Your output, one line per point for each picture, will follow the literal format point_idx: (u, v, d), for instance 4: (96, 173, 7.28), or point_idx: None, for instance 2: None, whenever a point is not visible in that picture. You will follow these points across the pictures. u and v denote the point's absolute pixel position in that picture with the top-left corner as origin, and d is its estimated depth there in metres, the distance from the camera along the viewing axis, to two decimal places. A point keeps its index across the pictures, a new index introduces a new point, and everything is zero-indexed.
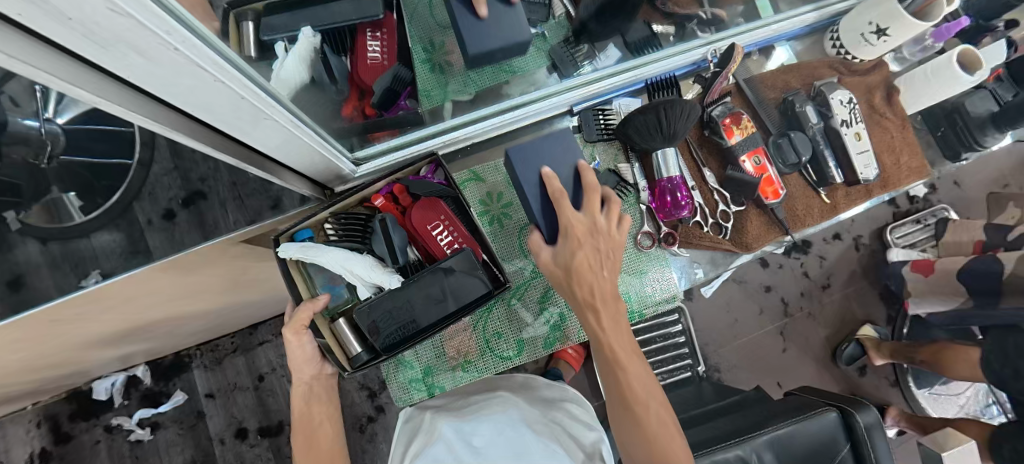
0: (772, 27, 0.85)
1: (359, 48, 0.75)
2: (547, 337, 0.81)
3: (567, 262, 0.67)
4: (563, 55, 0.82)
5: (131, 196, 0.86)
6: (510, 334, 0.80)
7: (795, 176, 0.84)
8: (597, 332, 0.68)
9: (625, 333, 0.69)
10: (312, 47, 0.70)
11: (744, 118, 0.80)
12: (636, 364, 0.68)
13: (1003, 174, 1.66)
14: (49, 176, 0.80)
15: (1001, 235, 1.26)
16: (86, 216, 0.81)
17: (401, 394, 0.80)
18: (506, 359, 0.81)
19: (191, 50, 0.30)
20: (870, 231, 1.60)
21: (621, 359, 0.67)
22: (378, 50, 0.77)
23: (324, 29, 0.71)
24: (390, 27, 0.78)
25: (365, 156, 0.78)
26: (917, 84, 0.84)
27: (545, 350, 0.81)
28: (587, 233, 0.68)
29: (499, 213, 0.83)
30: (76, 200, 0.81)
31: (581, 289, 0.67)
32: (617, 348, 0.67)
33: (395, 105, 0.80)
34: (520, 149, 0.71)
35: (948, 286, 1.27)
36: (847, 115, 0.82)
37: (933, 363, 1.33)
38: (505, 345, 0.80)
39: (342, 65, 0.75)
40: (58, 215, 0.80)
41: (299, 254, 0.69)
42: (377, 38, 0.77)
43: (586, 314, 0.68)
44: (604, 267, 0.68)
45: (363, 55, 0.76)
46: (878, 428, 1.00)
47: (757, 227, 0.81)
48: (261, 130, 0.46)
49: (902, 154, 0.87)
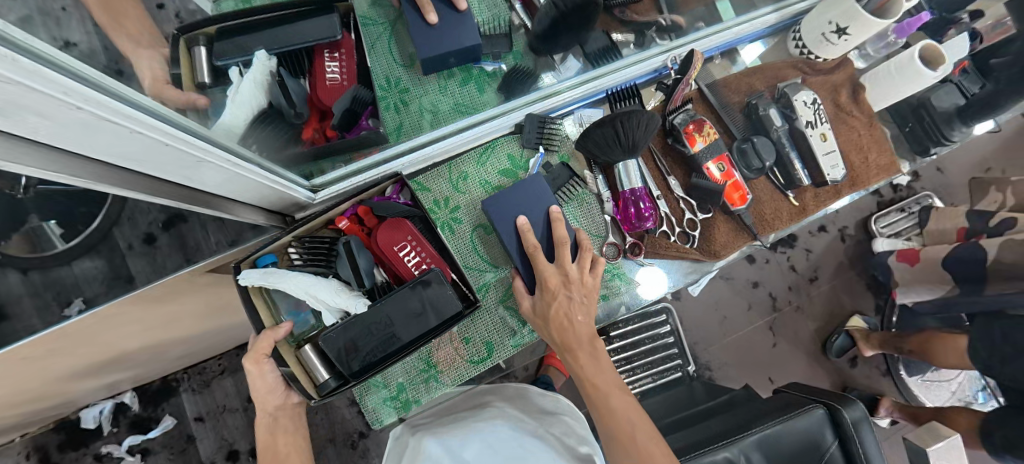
0: (733, 30, 0.86)
1: (318, 69, 0.75)
2: (515, 333, 0.78)
3: (545, 313, 0.69)
4: (522, 78, 0.85)
5: (110, 223, 0.96)
6: (479, 338, 0.77)
7: (763, 180, 0.84)
8: (579, 374, 0.69)
9: (608, 368, 0.70)
10: (267, 71, 0.70)
11: (706, 125, 0.79)
12: (621, 396, 0.68)
13: (985, 158, 1.66)
14: (29, 207, 0.85)
15: (982, 221, 1.25)
16: (67, 243, 0.92)
17: (375, 415, 0.76)
18: (476, 365, 0.78)
19: (95, 104, 0.31)
20: (855, 222, 1.61)
21: (604, 393, 0.68)
22: (336, 70, 0.75)
23: (280, 52, 0.72)
24: (349, 47, 0.78)
25: (324, 183, 0.77)
26: (881, 82, 0.84)
27: (515, 347, 0.79)
28: (561, 285, 0.69)
29: (448, 220, 0.78)
30: (57, 228, 0.90)
31: (558, 336, 0.69)
32: (600, 384, 0.68)
33: (357, 125, 0.77)
34: (497, 202, 0.72)
35: (934, 274, 1.26)
36: (811, 116, 0.82)
37: (921, 353, 1.32)
38: (473, 348, 0.77)
39: (300, 88, 0.74)
40: (39, 242, 0.90)
41: (260, 281, 0.67)
42: (335, 59, 0.76)
43: (566, 355, 0.70)
44: (579, 313, 0.69)
45: (322, 76, 0.75)
46: (865, 422, 1.00)
47: (725, 234, 0.81)
48: (194, 171, 0.47)
49: (870, 152, 0.87)
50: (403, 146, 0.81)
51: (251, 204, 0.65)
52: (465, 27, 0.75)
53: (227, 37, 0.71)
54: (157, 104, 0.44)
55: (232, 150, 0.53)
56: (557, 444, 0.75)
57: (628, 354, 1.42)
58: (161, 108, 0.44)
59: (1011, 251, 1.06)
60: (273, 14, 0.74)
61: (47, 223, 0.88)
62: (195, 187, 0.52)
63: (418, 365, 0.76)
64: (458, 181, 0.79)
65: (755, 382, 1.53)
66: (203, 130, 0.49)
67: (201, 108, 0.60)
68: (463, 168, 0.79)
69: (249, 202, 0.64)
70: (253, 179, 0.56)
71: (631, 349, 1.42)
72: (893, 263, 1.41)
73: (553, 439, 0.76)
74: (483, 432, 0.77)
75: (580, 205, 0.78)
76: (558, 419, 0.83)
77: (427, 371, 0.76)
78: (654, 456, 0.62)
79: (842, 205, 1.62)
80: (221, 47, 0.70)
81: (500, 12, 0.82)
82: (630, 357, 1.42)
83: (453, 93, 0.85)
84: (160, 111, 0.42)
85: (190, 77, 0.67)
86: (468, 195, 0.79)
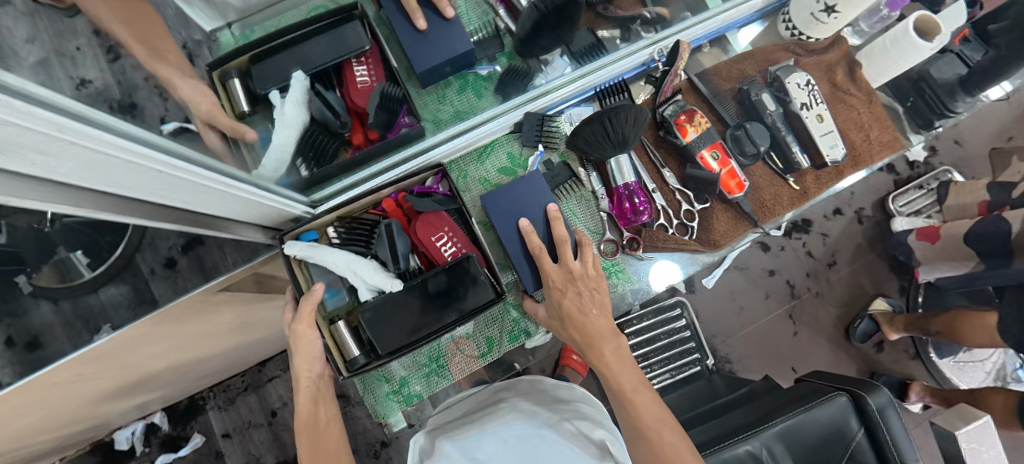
0: (720, 17, 0.84)
1: (347, 76, 0.74)
2: (512, 330, 0.77)
3: (559, 311, 0.68)
4: (512, 80, 0.82)
5: (133, 250, 1.00)
6: (482, 333, 0.76)
7: (760, 166, 0.83)
8: (601, 369, 0.67)
9: (630, 364, 0.68)
10: (306, 88, 0.72)
11: (697, 114, 0.78)
12: (643, 391, 0.67)
13: (1006, 127, 1.62)
14: (56, 239, 0.87)
15: (1004, 193, 1.21)
16: (93, 272, 0.97)
17: (378, 409, 0.73)
18: (477, 359, 0.76)
19: (86, 138, 0.33)
20: (872, 202, 1.57)
21: (628, 392, 0.66)
22: (365, 73, 0.75)
23: (314, 70, 0.73)
24: (375, 52, 0.76)
25: (322, 198, 0.74)
26: (877, 58, 0.82)
27: (512, 344, 0.77)
28: (568, 281, 0.68)
29: None
30: (83, 259, 0.94)
31: (576, 332, 0.67)
32: (622, 379, 0.66)
33: (397, 124, 0.74)
34: (496, 198, 0.72)
35: (956, 251, 1.23)
36: (806, 98, 0.80)
37: (948, 334, 1.28)
38: (473, 344, 0.76)
39: (337, 100, 0.74)
40: (67, 272, 0.95)
41: (303, 252, 0.65)
42: (363, 63, 0.75)
43: (586, 352, 0.68)
44: (593, 307, 0.68)
45: (352, 81, 0.74)
46: (892, 408, 0.97)
47: (724, 224, 0.80)
48: (188, 194, 0.49)
49: (871, 129, 0.85)
50: (411, 150, 0.77)
51: (252, 222, 0.66)
52: (453, 33, 0.75)
53: (261, 63, 0.73)
54: (153, 135, 0.46)
55: (226, 172, 0.54)
56: (573, 433, 0.75)
57: (643, 350, 1.41)
58: (155, 137, 0.46)
59: None
60: (297, 35, 0.73)
61: (73, 254, 0.93)
62: (192, 210, 0.53)
63: (421, 360, 0.74)
64: (458, 179, 0.79)
65: (777, 372, 1.49)
66: (199, 156, 0.51)
67: (246, 138, 0.72)
68: (463, 166, 0.79)
69: (250, 221, 0.65)
70: (251, 199, 0.57)
71: (647, 345, 1.40)
72: (914, 242, 1.38)
73: (572, 428, 0.77)
74: (503, 430, 0.77)
75: (578, 202, 0.78)
76: (576, 407, 0.84)
77: (427, 366, 0.74)
78: (679, 451, 0.62)
79: (856, 186, 1.59)
80: (260, 79, 0.73)
81: (487, 19, 0.82)
82: (646, 353, 1.40)
83: (454, 100, 0.83)
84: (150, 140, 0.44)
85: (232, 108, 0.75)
86: (468, 193, 0.79)
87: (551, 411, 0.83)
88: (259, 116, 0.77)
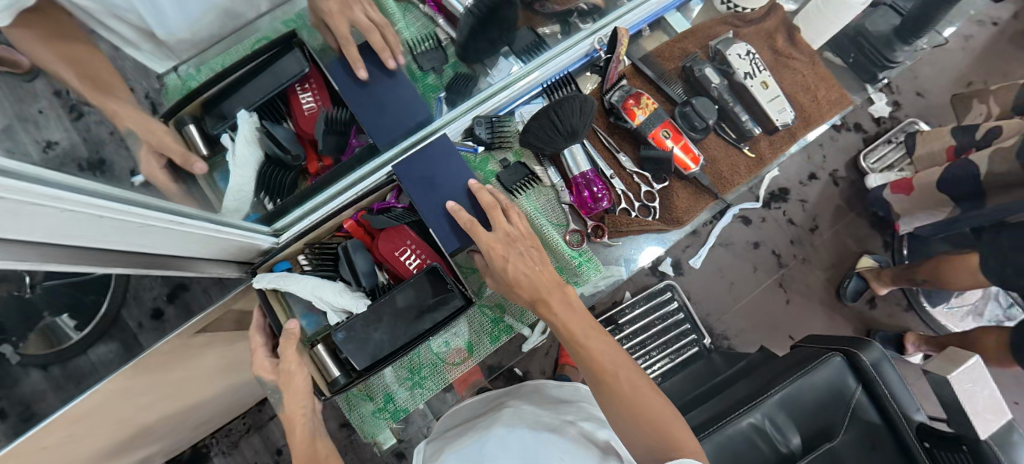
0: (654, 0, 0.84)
1: (293, 104, 0.73)
2: (490, 331, 0.75)
3: (501, 274, 0.64)
4: (461, 85, 0.77)
5: (119, 305, 1.00)
6: (458, 339, 0.74)
7: (714, 137, 0.90)
8: (554, 323, 0.66)
9: (580, 312, 0.68)
10: (255, 126, 0.71)
11: (644, 96, 0.81)
12: (597, 339, 0.66)
13: (964, 73, 1.67)
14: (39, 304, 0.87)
15: (969, 137, 1.24)
16: (81, 332, 0.98)
17: (365, 428, 0.71)
18: (453, 366, 0.74)
19: (12, 191, 0.32)
20: (844, 163, 1.59)
21: (581, 340, 0.65)
22: (310, 100, 0.73)
23: (259, 104, 0.72)
24: (318, 77, 0.75)
25: (284, 225, 0.69)
26: (812, 19, 0.91)
27: (493, 345, 0.76)
28: (508, 244, 0.64)
29: None
30: (71, 321, 0.95)
31: (522, 291, 0.64)
32: (575, 329, 0.65)
33: (348, 145, 0.72)
34: (418, 184, 0.65)
35: (931, 199, 1.26)
36: (749, 67, 0.85)
37: (934, 281, 1.29)
38: (453, 351, 0.74)
39: (288, 132, 0.73)
40: (54, 337, 0.95)
41: (274, 281, 0.65)
42: (307, 89, 0.74)
43: (537, 307, 0.67)
44: (536, 264, 0.65)
45: (299, 108, 0.73)
46: (885, 362, 0.99)
47: (685, 200, 0.87)
48: (134, 235, 0.47)
49: (819, 90, 0.95)
50: (374, 165, 0.68)
51: (217, 258, 0.63)
52: (394, 81, 0.69)
53: (215, 108, 0.72)
54: (87, 182, 0.44)
55: (172, 210, 0.53)
56: (577, 435, 0.72)
57: (640, 338, 1.40)
58: (88, 183, 0.44)
59: (1001, 160, 1.05)
60: (243, 71, 0.72)
61: (60, 318, 0.92)
62: (145, 251, 0.52)
63: (402, 374, 0.71)
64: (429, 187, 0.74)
65: (775, 342, 1.50)
66: (138, 197, 0.49)
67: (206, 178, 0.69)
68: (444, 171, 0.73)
69: (213, 257, 0.62)
70: (204, 234, 0.56)
71: (642, 333, 1.40)
72: (890, 196, 1.41)
73: (575, 431, 0.73)
74: (505, 431, 0.72)
75: (539, 195, 0.75)
76: (579, 406, 0.85)
77: (408, 379, 0.72)
78: (635, 388, 0.61)
79: (828, 149, 1.61)
80: (214, 119, 0.72)
81: (428, 31, 0.79)
82: (643, 341, 1.40)
83: None
84: (84, 186, 0.43)
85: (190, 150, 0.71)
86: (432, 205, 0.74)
87: (553, 412, 0.81)
88: (220, 158, 0.73)
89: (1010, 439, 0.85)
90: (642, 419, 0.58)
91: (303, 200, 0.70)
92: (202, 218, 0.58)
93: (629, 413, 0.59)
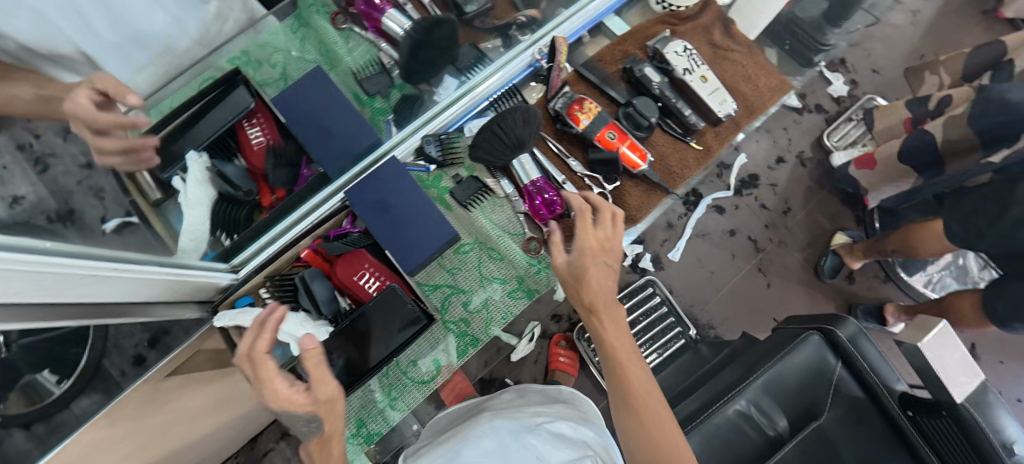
0: (592, 6, 0.91)
1: (242, 140, 0.73)
2: (457, 345, 0.72)
3: (578, 273, 0.67)
4: (408, 105, 0.78)
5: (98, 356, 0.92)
6: (426, 357, 0.70)
7: (659, 132, 0.94)
8: (601, 335, 0.67)
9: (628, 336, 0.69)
10: (204, 166, 0.71)
11: (586, 101, 0.85)
12: (637, 365, 0.67)
13: (916, 47, 1.72)
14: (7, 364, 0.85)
15: (923, 107, 1.28)
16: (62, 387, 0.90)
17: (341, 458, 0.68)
18: (425, 384, 0.71)
19: None
20: (810, 144, 1.63)
21: (624, 360, 0.66)
22: (259, 134, 0.73)
23: (207, 143, 0.72)
24: (264, 110, 0.75)
25: (241, 262, 0.68)
26: (745, 12, 0.98)
27: (462, 359, 0.73)
28: (598, 249, 0.68)
29: None
30: (50, 376, 0.88)
31: (590, 295, 0.66)
32: (620, 348, 0.67)
33: (300, 176, 0.72)
34: (378, 219, 0.65)
35: (895, 171, 1.30)
36: (687, 64, 0.88)
37: (904, 250, 1.30)
38: (422, 369, 0.70)
39: (239, 169, 0.73)
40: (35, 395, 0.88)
41: (234, 319, 0.65)
42: (255, 124, 0.74)
43: (589, 315, 0.69)
44: (610, 278, 0.68)
45: (247, 143, 0.73)
46: (862, 336, 1.00)
47: (636, 197, 0.89)
48: (78, 286, 0.47)
49: (759, 79, 0.99)
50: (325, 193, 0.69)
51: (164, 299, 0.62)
52: (324, 93, 0.68)
53: (164, 150, 0.70)
54: (23, 238, 0.43)
55: (115, 257, 0.52)
56: (558, 436, 0.71)
57: None
58: (24, 239, 0.43)
59: (954, 127, 1.11)
60: (189, 112, 0.72)
61: (39, 374, 0.87)
62: (89, 301, 0.50)
63: (373, 396, 0.69)
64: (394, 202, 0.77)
65: (761, 326, 1.51)
66: (76, 247, 0.48)
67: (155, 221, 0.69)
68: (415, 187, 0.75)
69: (163, 299, 0.62)
70: (149, 277, 0.55)
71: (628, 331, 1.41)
72: (856, 172, 1.44)
73: (554, 430, 0.73)
74: (485, 434, 0.73)
75: (494, 208, 0.78)
76: (561, 407, 0.84)
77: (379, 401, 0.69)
78: (662, 424, 0.62)
79: (793, 132, 1.65)
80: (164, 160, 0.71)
81: (371, 55, 0.80)
82: None
83: None
84: (22, 242, 0.42)
85: (144, 198, 0.71)
86: None
87: (533, 414, 0.81)
88: (173, 200, 0.72)
89: (986, 399, 0.85)
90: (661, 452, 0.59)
91: (260, 233, 0.69)
92: (148, 261, 0.57)
93: (649, 447, 0.60)
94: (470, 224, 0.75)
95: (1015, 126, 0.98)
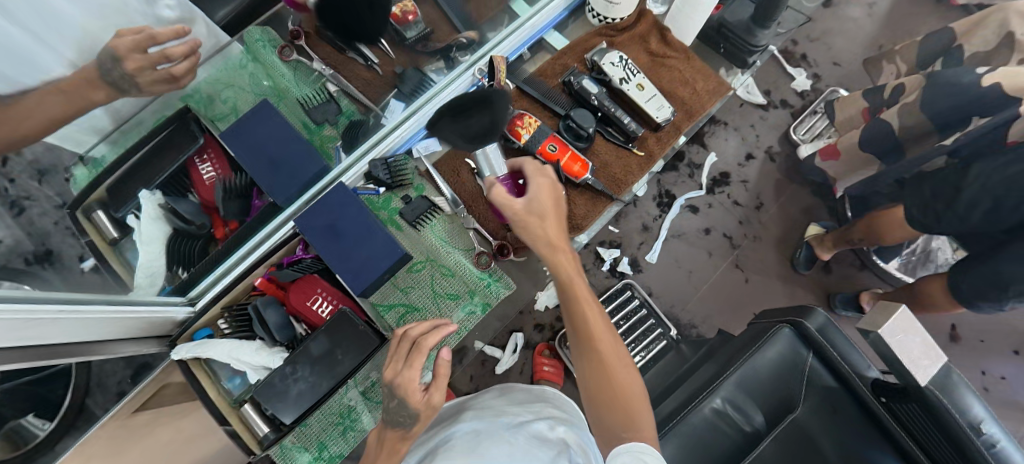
0: (528, 24, 0.99)
1: (194, 177, 0.76)
2: None
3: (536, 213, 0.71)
4: (359, 129, 0.84)
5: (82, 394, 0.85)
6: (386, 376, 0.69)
7: (603, 142, 0.97)
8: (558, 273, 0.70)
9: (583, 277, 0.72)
10: (157, 204, 0.73)
11: (525, 117, 0.89)
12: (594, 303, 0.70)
13: (874, 38, 1.76)
14: None
15: (879, 96, 1.31)
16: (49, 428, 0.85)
17: None
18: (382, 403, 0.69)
19: None
20: (777, 139, 1.66)
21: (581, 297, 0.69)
22: (210, 169, 0.76)
23: (161, 182, 0.75)
24: (215, 146, 0.78)
25: (198, 293, 0.72)
26: (678, 21, 1.01)
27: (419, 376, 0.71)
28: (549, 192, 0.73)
29: None
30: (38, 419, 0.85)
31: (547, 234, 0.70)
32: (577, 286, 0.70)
33: (252, 206, 0.76)
34: (318, 236, 0.67)
35: (859, 159, 1.31)
36: (623, 73, 0.94)
37: (870, 238, 1.32)
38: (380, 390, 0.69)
39: (192, 203, 0.76)
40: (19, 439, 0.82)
41: (191, 352, 0.66)
42: (206, 160, 0.77)
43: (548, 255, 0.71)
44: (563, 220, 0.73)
45: (199, 179, 0.76)
46: (831, 326, 0.99)
47: (582, 208, 0.92)
48: (21, 331, 0.47)
49: (696, 82, 1.02)
50: (276, 221, 0.73)
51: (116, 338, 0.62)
52: (269, 124, 0.70)
53: (118, 192, 0.73)
54: None
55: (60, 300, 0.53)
56: (536, 438, 0.61)
57: None
58: None
59: (908, 115, 1.12)
60: (143, 151, 0.75)
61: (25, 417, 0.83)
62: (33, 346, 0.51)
63: (332, 418, 0.66)
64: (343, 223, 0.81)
65: (744, 323, 1.51)
66: (19, 293, 0.49)
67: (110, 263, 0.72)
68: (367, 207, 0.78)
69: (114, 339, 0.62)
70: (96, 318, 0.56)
71: None
72: (823, 163, 1.46)
73: (534, 431, 0.63)
74: (458, 435, 0.63)
75: (444, 226, 0.81)
76: (543, 406, 0.75)
77: (338, 421, 0.67)
78: (615, 354, 0.66)
79: (761, 128, 1.68)
80: (119, 201, 0.73)
81: (317, 84, 0.83)
82: None
83: None
84: None
85: (102, 238, 0.73)
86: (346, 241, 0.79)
87: (514, 413, 0.72)
88: (130, 239, 0.74)
89: (950, 382, 0.84)
90: (612, 379, 0.63)
91: (215, 264, 0.73)
92: (96, 301, 0.58)
93: (603, 373, 0.64)
94: (421, 242, 0.77)
95: (966, 108, 1.00)
